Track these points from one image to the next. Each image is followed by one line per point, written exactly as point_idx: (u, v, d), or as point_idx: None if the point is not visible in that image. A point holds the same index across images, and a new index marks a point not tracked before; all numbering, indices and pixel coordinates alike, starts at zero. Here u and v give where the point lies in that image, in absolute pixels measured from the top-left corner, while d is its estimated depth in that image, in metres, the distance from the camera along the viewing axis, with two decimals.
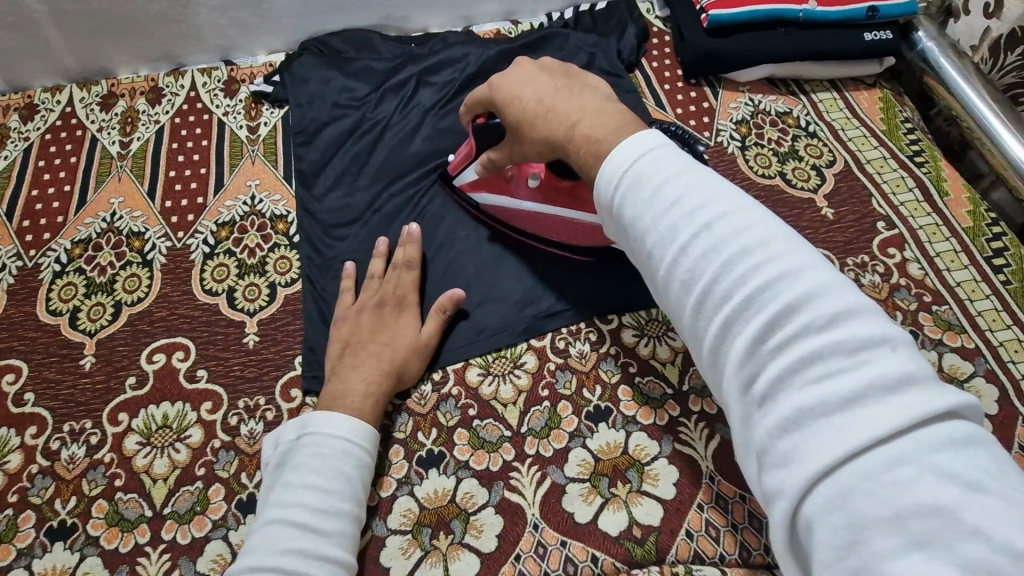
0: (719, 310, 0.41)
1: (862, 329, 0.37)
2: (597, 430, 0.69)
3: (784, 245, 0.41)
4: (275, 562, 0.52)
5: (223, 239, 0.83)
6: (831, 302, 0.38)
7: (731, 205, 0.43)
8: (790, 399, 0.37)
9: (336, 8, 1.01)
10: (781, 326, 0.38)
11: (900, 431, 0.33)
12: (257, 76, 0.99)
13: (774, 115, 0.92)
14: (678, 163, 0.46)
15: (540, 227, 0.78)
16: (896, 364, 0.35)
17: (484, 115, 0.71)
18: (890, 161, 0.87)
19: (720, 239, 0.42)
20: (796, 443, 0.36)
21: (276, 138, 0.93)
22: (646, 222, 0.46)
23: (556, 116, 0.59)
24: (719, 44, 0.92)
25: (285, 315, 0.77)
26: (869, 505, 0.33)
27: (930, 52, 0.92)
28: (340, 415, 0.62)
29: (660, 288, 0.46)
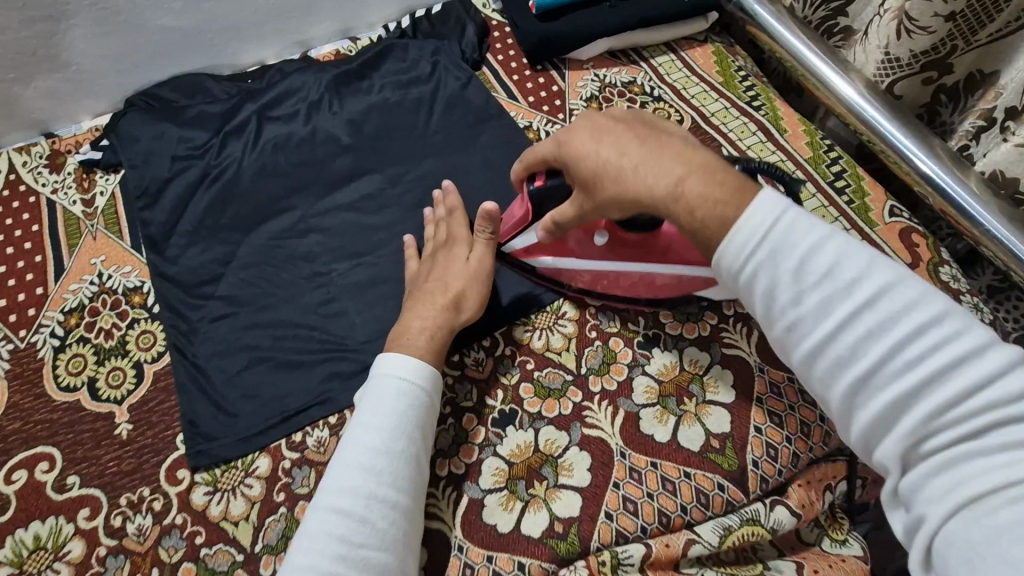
0: (868, 389, 0.45)
1: (1022, 395, 0.41)
2: (507, 435, 0.68)
3: (946, 309, 0.44)
4: (336, 500, 0.55)
5: (73, 327, 0.76)
6: (994, 364, 0.42)
7: (882, 273, 0.46)
8: (960, 474, 0.41)
9: (155, 56, 0.94)
10: (956, 403, 0.42)
11: None
12: (83, 144, 0.91)
13: (620, 87, 0.95)
14: (821, 226, 0.48)
15: (614, 284, 0.71)
16: None
17: (539, 175, 0.64)
18: (732, 110, 0.92)
19: (878, 318, 0.45)
20: (955, 485, 0.41)
21: (116, 207, 0.86)
22: (788, 292, 0.47)
23: (648, 178, 0.53)
24: (550, 27, 0.93)
25: (157, 394, 0.71)
26: (1017, 538, 0.37)
27: (745, 2, 0.95)
28: (394, 355, 0.63)
29: (780, 337, 0.50)
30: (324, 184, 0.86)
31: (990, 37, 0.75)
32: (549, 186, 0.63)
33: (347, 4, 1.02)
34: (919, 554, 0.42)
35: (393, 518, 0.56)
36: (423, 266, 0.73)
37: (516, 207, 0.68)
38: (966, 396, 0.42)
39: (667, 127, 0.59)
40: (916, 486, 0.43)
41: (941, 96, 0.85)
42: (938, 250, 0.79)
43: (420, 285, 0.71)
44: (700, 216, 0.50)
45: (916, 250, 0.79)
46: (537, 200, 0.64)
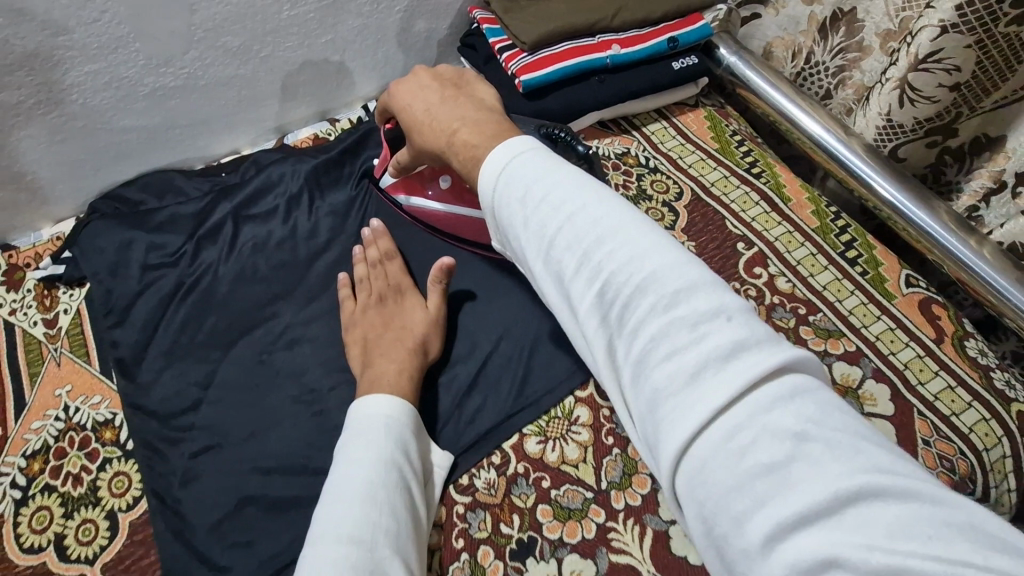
0: (591, 305, 0.39)
1: (701, 303, 0.36)
2: (527, 569, 0.62)
3: (639, 232, 0.39)
4: (332, 531, 0.52)
5: (37, 473, 0.68)
6: (687, 286, 0.36)
7: (590, 196, 0.42)
8: (655, 384, 0.35)
9: (120, 156, 0.88)
10: (640, 308, 0.37)
11: (749, 388, 0.32)
12: (43, 256, 0.85)
13: (615, 158, 0.92)
14: (545, 161, 0.45)
15: (447, 224, 0.80)
16: (732, 334, 0.34)
17: (391, 120, 0.75)
18: (732, 179, 0.89)
19: (580, 232, 0.40)
20: (661, 421, 0.34)
21: (82, 325, 0.79)
22: (517, 220, 0.43)
23: (438, 123, 0.58)
24: (540, 105, 0.88)
25: (134, 549, 0.63)
26: (721, 472, 0.31)
27: (735, 67, 0.94)
28: (377, 395, 0.64)
29: (536, 286, 0.44)
30: (308, 286, 0.81)
31: (994, 103, 0.75)
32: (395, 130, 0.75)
33: (323, 86, 0.98)
34: (675, 508, 0.35)
35: (397, 547, 0.54)
36: (373, 316, 0.74)
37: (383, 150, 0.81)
38: (646, 294, 0.37)
39: (481, 86, 0.62)
40: (633, 410, 0.36)
41: (945, 157, 0.82)
42: (960, 322, 0.77)
43: (381, 335, 0.72)
44: (460, 158, 0.54)
45: (938, 322, 0.76)
46: (391, 139, 0.76)
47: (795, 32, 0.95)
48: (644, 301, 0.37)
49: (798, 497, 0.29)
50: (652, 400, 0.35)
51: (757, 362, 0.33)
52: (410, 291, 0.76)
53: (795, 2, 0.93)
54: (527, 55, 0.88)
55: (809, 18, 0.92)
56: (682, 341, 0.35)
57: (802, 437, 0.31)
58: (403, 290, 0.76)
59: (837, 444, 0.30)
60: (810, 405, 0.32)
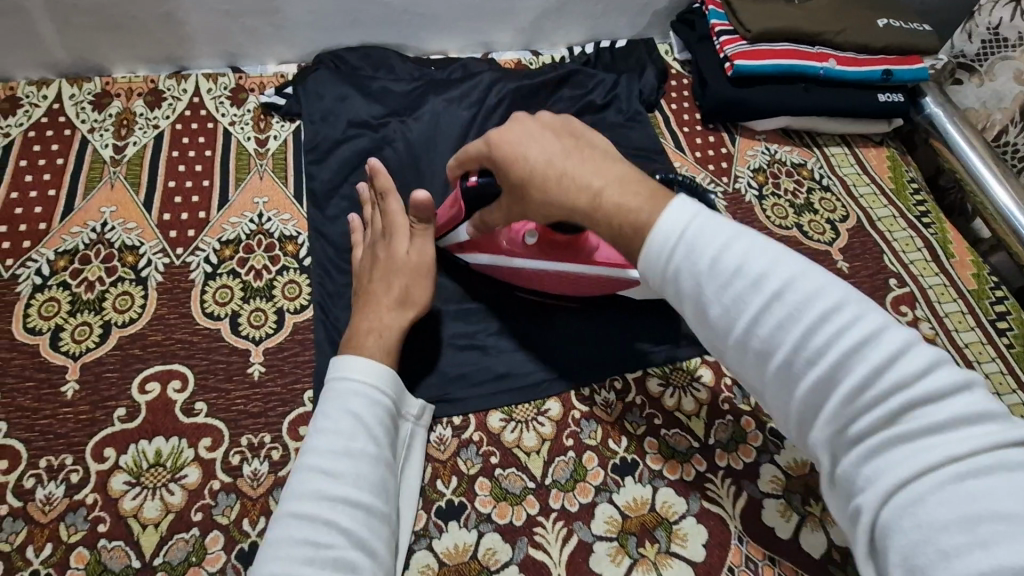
0: (805, 372, 0.43)
1: (933, 375, 0.40)
2: (624, 485, 0.66)
3: (850, 302, 0.43)
4: (293, 508, 0.52)
5: (227, 258, 0.77)
6: (905, 358, 0.40)
7: (793, 266, 0.45)
8: (885, 444, 0.39)
9: (355, 22, 0.97)
10: (869, 377, 0.40)
11: (970, 454, 0.37)
12: (267, 87, 0.95)
13: (790, 166, 0.95)
14: (727, 229, 0.47)
15: (534, 282, 0.75)
16: (963, 403, 0.39)
17: (474, 175, 0.66)
18: (899, 220, 0.91)
19: (786, 301, 0.44)
20: (882, 472, 0.39)
21: (286, 153, 0.88)
22: (712, 294, 0.46)
23: (570, 181, 0.56)
24: (742, 93, 0.93)
25: (294, 345, 0.71)
26: (939, 509, 0.36)
27: (936, 118, 0.97)
28: (350, 358, 0.61)
29: (724, 350, 0.47)
30: None
31: None
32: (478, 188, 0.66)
33: (540, 21, 1.04)
34: (869, 547, 0.39)
35: (365, 518, 0.53)
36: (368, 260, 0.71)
37: (447, 204, 0.72)
38: (861, 357, 0.41)
39: (595, 138, 0.61)
40: (851, 465, 0.41)
41: None
42: None
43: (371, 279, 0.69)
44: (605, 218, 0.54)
45: None
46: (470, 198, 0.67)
47: (993, 108, 0.95)
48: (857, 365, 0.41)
49: (1000, 546, 0.33)
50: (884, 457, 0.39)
51: (988, 433, 0.37)
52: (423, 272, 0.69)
53: (1005, 79, 0.94)
54: (746, 44, 0.92)
55: (1016, 98, 0.93)
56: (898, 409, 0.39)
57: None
58: (390, 232, 0.71)
59: None
60: None
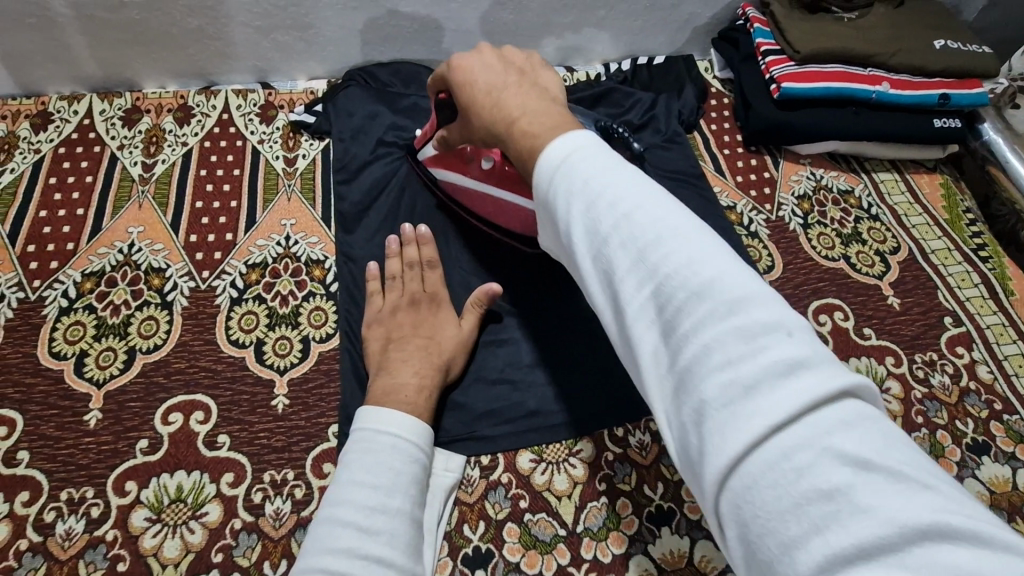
0: (640, 313, 0.36)
1: (755, 316, 0.32)
2: (660, 536, 0.63)
3: (700, 238, 0.36)
4: (320, 563, 0.49)
5: (253, 282, 0.76)
6: (733, 298, 0.33)
7: (655, 203, 0.38)
8: (700, 396, 0.32)
9: (387, 39, 0.95)
10: (695, 317, 0.33)
11: (801, 413, 0.29)
12: (297, 104, 0.93)
13: (836, 193, 0.90)
14: (603, 159, 0.41)
15: (482, 208, 0.78)
16: (792, 349, 0.31)
17: (446, 94, 0.65)
18: (954, 253, 0.86)
19: (638, 233, 0.37)
20: (701, 442, 0.32)
21: (315, 172, 0.87)
22: (573, 224, 0.40)
23: (499, 110, 0.51)
24: (788, 117, 0.89)
25: (319, 376, 0.69)
26: (770, 489, 0.29)
27: (995, 145, 0.91)
28: (389, 410, 0.59)
29: (582, 289, 0.41)
30: None
31: None
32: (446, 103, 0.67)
33: (575, 38, 1.01)
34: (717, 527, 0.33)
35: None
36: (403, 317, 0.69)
37: (431, 120, 0.77)
38: (707, 297, 0.33)
39: (550, 81, 0.55)
40: (671, 424, 0.34)
41: None
42: None
43: (407, 337, 0.67)
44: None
45: None
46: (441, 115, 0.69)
47: None
48: (700, 307, 0.33)
49: (856, 529, 0.27)
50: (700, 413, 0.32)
51: (813, 386, 0.30)
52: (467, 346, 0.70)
53: None
54: (794, 65, 0.88)
55: None
56: (737, 353, 0.32)
57: (867, 465, 0.28)
58: (437, 300, 0.72)
59: (872, 455, 0.28)
60: (871, 438, 0.29)
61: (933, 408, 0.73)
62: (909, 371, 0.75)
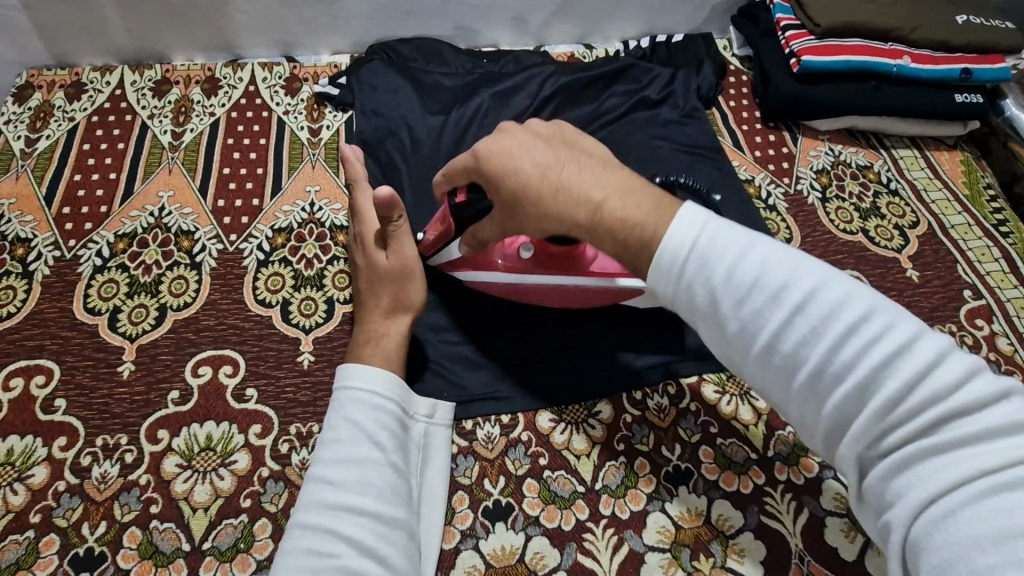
0: (827, 385, 0.42)
1: (956, 382, 0.39)
2: (677, 494, 0.64)
3: (881, 308, 0.42)
4: (299, 518, 0.52)
5: (279, 246, 0.77)
6: (922, 362, 0.39)
7: (812, 275, 0.44)
8: (913, 458, 0.39)
9: (410, 13, 0.97)
10: (890, 391, 0.39)
11: (998, 468, 0.36)
12: (321, 77, 0.95)
13: (855, 168, 0.90)
14: (741, 238, 0.46)
15: (521, 296, 0.73)
16: (996, 411, 0.38)
17: (464, 190, 0.61)
18: (974, 228, 0.85)
19: (812, 312, 0.42)
20: (907, 485, 0.39)
21: (339, 142, 0.88)
22: (735, 313, 0.45)
23: (570, 196, 0.53)
24: (808, 91, 0.89)
25: (343, 335, 0.71)
26: (972, 523, 0.36)
27: (1017, 121, 0.91)
28: (349, 366, 0.60)
29: (748, 365, 0.46)
30: None
31: None
32: (468, 202, 0.61)
33: (595, 14, 1.02)
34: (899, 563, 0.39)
35: (377, 530, 0.51)
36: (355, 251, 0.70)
37: (436, 220, 0.67)
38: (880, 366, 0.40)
39: (591, 145, 0.57)
40: (875, 479, 0.41)
41: None
42: None
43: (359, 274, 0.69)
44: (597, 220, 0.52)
45: None
46: (457, 216, 0.62)
47: None
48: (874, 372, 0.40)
49: None
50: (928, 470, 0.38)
51: (1017, 444, 0.37)
52: (413, 275, 0.67)
53: None
54: (814, 39, 0.89)
55: None
56: (946, 419, 0.38)
57: None
58: (364, 237, 0.69)
59: None
60: None
61: None
62: None
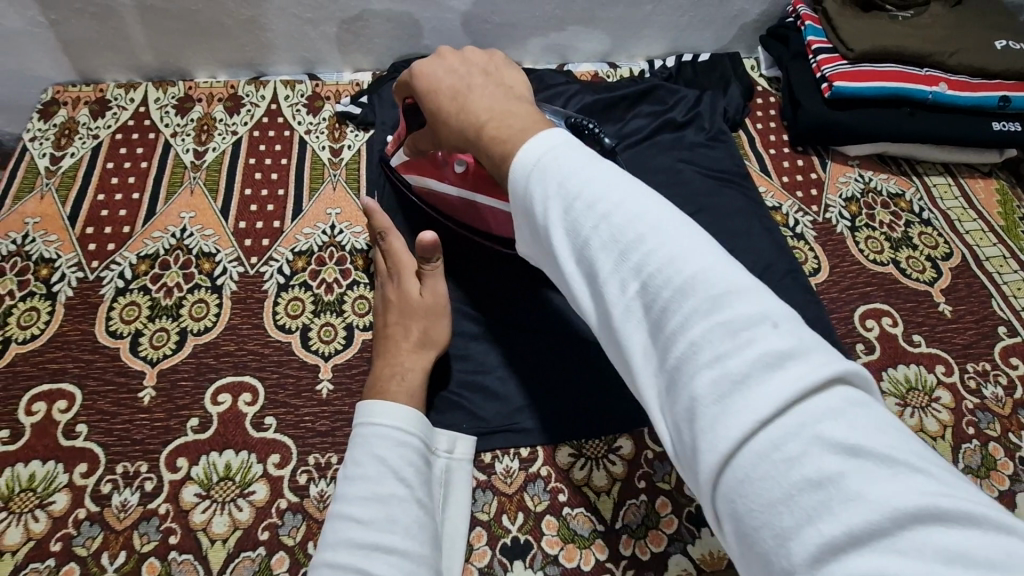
0: (642, 314, 0.38)
1: (739, 309, 0.35)
2: (699, 536, 0.62)
3: (684, 233, 0.38)
4: (328, 558, 0.51)
5: (299, 269, 0.77)
6: (714, 286, 0.35)
7: (632, 201, 0.41)
8: (694, 391, 0.34)
9: (433, 32, 0.96)
10: (686, 315, 0.35)
11: (800, 401, 0.31)
12: (343, 95, 0.95)
13: (886, 196, 0.88)
14: (583, 160, 0.44)
15: (463, 214, 0.77)
16: (777, 340, 0.33)
17: (410, 98, 0.69)
18: (1010, 261, 0.83)
19: (626, 234, 0.39)
20: (697, 436, 0.33)
21: (360, 163, 0.88)
22: (568, 230, 0.42)
23: (466, 116, 0.54)
24: (839, 116, 0.87)
25: (363, 363, 0.70)
26: (765, 483, 0.30)
27: None
28: (375, 400, 0.59)
29: (574, 292, 0.43)
30: None
31: None
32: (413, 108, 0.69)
33: (620, 33, 1.00)
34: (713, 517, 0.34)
35: (407, 569, 0.50)
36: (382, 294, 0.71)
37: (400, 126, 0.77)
38: (690, 295, 0.36)
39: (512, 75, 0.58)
40: (667, 419, 0.36)
41: None
42: None
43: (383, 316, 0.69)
44: (489, 153, 0.50)
45: None
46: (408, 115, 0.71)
47: None
48: (689, 304, 0.36)
49: (845, 518, 0.28)
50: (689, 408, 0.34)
51: (802, 373, 0.32)
52: (444, 314, 0.68)
53: None
54: (847, 63, 0.86)
55: None
56: (726, 348, 0.34)
57: (853, 452, 0.29)
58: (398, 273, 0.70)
59: (860, 439, 0.30)
60: (865, 422, 0.31)
61: (985, 419, 0.70)
62: (961, 381, 0.73)
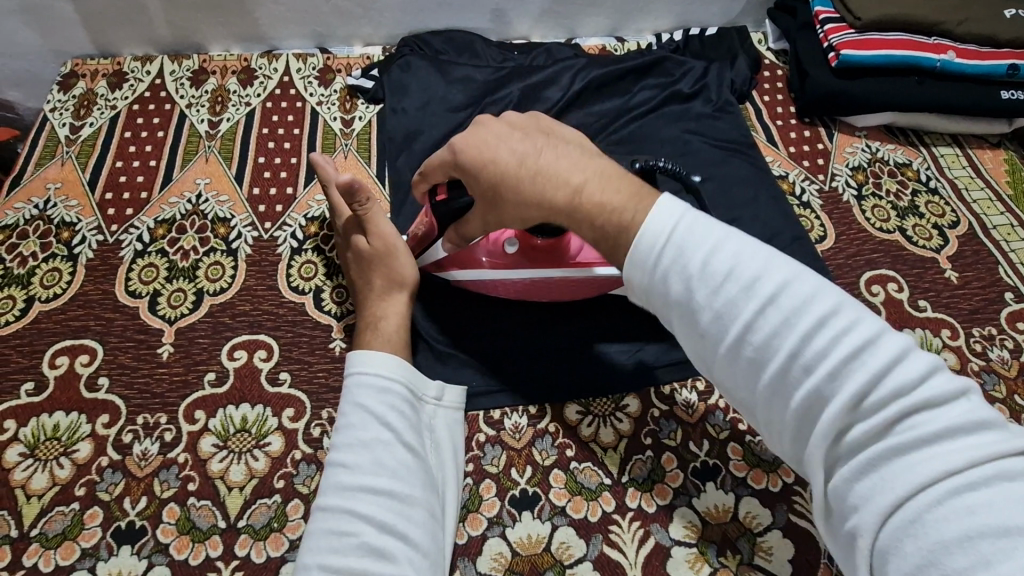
0: (799, 381, 0.41)
1: (913, 381, 0.38)
2: (704, 490, 0.63)
3: (845, 305, 0.41)
4: (321, 501, 0.53)
5: (312, 234, 0.79)
6: (891, 360, 0.39)
7: (785, 270, 0.43)
8: (876, 458, 0.38)
9: (443, 6, 0.97)
10: (866, 389, 0.39)
11: (968, 464, 0.35)
12: (354, 68, 0.96)
13: (893, 166, 0.88)
14: (717, 230, 0.45)
15: (511, 293, 0.72)
16: (954, 410, 0.38)
17: (444, 188, 0.61)
18: (1017, 229, 0.83)
19: (786, 308, 0.42)
20: (874, 489, 0.38)
21: (371, 134, 0.89)
22: (713, 306, 0.44)
23: (548, 179, 0.51)
24: (846, 85, 0.87)
25: None
26: (940, 525, 0.35)
27: None
28: (357, 352, 0.60)
29: (721, 364, 0.45)
30: None
31: None
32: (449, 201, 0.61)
33: (628, 6, 1.01)
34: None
35: (396, 508, 0.52)
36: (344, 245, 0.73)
37: (420, 220, 0.68)
38: (855, 363, 0.39)
39: (564, 131, 0.55)
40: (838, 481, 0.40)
41: None
42: None
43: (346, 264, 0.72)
44: (595, 221, 0.49)
45: None
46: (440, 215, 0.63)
47: None
48: (853, 374, 0.39)
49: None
50: (881, 476, 0.38)
51: (984, 442, 0.36)
52: (398, 252, 0.68)
53: None
54: (855, 32, 0.87)
55: None
56: (904, 418, 0.38)
57: None
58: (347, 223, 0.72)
59: None
60: None
61: (990, 381, 0.71)
62: (966, 344, 0.73)
